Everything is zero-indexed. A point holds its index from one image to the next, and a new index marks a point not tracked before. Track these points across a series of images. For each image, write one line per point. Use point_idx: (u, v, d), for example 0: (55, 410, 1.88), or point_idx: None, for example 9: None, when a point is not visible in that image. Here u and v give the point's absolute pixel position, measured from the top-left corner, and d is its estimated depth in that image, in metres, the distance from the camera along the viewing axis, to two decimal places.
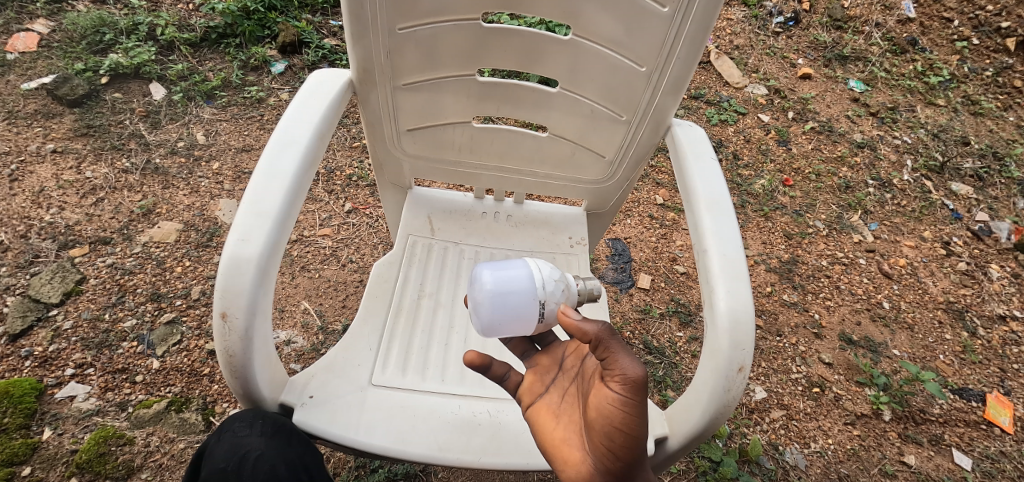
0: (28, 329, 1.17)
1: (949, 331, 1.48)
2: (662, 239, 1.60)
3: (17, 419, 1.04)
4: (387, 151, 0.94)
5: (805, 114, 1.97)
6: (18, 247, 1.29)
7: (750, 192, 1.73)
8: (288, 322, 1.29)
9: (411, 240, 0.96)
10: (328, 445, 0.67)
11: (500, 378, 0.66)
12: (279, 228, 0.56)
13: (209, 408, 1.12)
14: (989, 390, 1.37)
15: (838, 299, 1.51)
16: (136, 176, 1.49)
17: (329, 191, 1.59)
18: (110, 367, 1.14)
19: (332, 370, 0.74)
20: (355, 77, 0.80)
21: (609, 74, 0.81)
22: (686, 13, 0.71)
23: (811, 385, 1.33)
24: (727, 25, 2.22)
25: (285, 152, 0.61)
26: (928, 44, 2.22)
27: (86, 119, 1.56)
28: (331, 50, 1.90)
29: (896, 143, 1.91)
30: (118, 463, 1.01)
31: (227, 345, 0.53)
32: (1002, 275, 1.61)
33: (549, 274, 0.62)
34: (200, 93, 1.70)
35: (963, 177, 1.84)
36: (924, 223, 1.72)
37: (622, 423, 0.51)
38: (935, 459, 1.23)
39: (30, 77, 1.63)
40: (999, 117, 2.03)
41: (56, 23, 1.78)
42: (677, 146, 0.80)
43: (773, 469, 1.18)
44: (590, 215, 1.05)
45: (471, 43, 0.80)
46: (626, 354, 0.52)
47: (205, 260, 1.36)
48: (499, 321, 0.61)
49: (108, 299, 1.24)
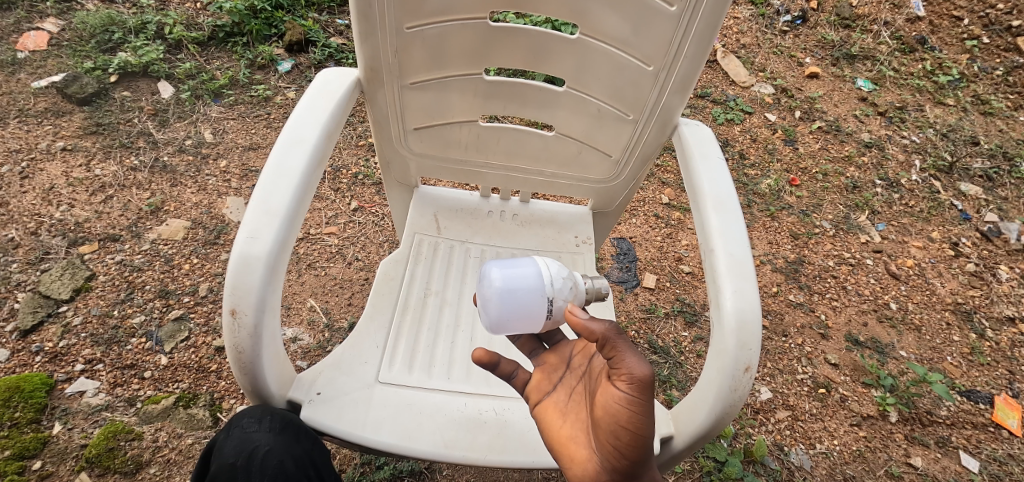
0: (38, 325, 1.18)
1: (957, 332, 1.47)
2: (667, 239, 1.60)
3: (29, 413, 1.05)
4: (394, 150, 0.95)
5: (812, 114, 1.96)
6: (29, 244, 1.30)
7: (756, 192, 1.73)
8: (295, 319, 1.30)
9: (418, 239, 0.97)
10: (334, 441, 0.67)
11: (508, 376, 0.66)
12: (287, 227, 0.56)
13: (216, 405, 1.13)
14: (997, 393, 1.36)
15: (844, 300, 1.50)
16: (145, 173, 1.50)
17: (335, 190, 1.59)
18: (120, 363, 1.15)
19: (339, 367, 0.74)
20: (362, 76, 0.81)
21: (615, 73, 0.81)
22: (693, 13, 0.71)
23: (817, 385, 1.32)
24: (734, 24, 2.21)
25: (294, 150, 0.61)
26: (938, 43, 2.20)
27: (96, 118, 1.58)
28: (338, 49, 1.91)
29: (905, 142, 1.90)
30: (126, 458, 1.02)
31: (236, 342, 0.53)
32: (1011, 277, 1.59)
33: (555, 272, 0.62)
34: (208, 92, 1.71)
35: (973, 177, 1.83)
36: (933, 223, 1.71)
37: (628, 421, 0.51)
38: (942, 461, 1.22)
39: (41, 75, 1.64)
40: (1009, 117, 2.01)
41: (65, 22, 1.79)
42: (684, 146, 0.79)
43: (778, 469, 1.17)
44: (596, 214, 1.05)
45: (478, 43, 0.80)
46: (632, 353, 0.52)
47: (212, 258, 1.37)
48: (507, 318, 0.61)
49: (117, 295, 1.25)
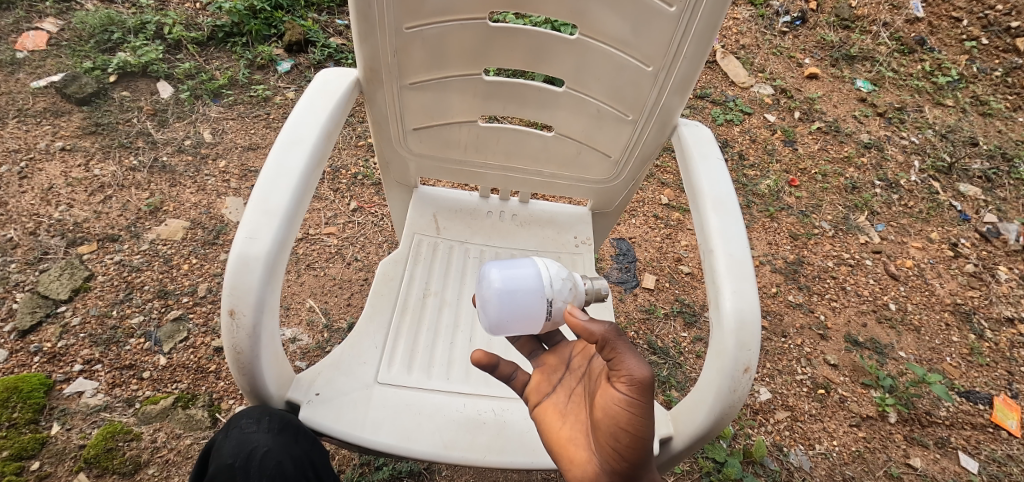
0: (37, 325, 1.18)
1: (956, 333, 1.47)
2: (667, 239, 1.60)
3: (27, 414, 1.04)
4: (393, 150, 0.95)
5: (812, 114, 1.96)
6: (28, 244, 1.30)
7: (755, 192, 1.73)
8: (294, 320, 1.30)
9: (418, 239, 0.97)
10: (332, 442, 0.67)
11: (508, 377, 0.66)
12: (286, 226, 0.56)
13: (215, 405, 1.13)
14: (996, 394, 1.36)
15: (844, 301, 1.50)
16: (144, 174, 1.49)
17: (334, 190, 1.59)
18: (118, 363, 1.15)
19: (338, 367, 0.74)
20: (362, 76, 0.81)
21: (615, 74, 0.81)
22: (693, 13, 0.71)
23: (816, 386, 1.32)
24: (733, 24, 2.22)
25: (292, 151, 0.61)
26: (937, 44, 2.20)
27: (95, 118, 1.57)
28: (337, 49, 1.91)
29: (904, 143, 1.90)
30: (125, 459, 1.02)
31: (235, 342, 0.53)
32: (1010, 277, 1.60)
33: (555, 273, 0.62)
34: (208, 92, 1.71)
35: (972, 178, 1.83)
36: (932, 223, 1.71)
37: (627, 423, 0.51)
38: (941, 462, 1.22)
39: (39, 76, 1.64)
40: (1007, 118, 2.01)
41: (65, 22, 1.79)
42: (684, 147, 0.79)
43: (777, 470, 1.17)
44: (596, 215, 1.05)
45: (477, 43, 0.80)
46: (632, 354, 0.53)
47: (211, 258, 1.37)
48: (507, 319, 0.61)
49: (116, 296, 1.25)
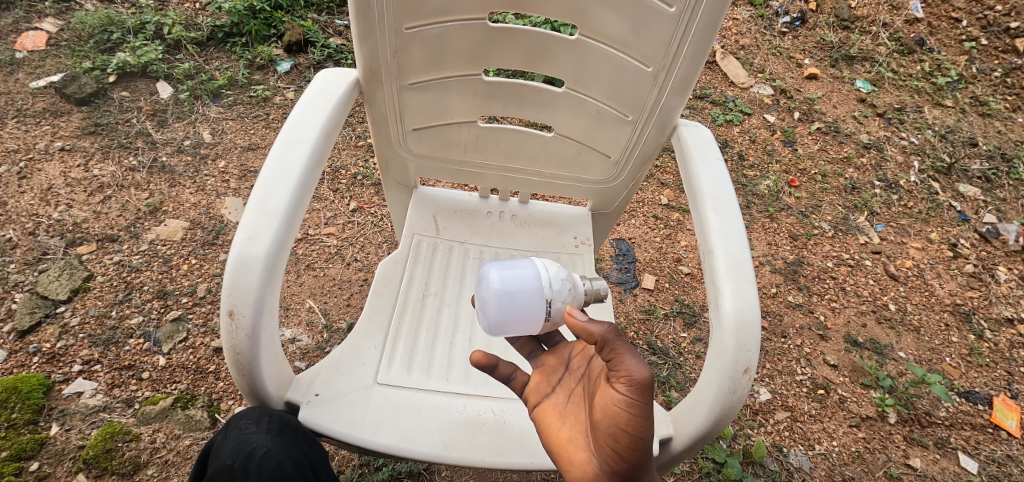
0: (36, 325, 1.18)
1: (955, 333, 1.47)
2: (666, 239, 1.60)
3: (26, 415, 1.04)
4: (393, 151, 0.95)
5: (811, 114, 1.96)
6: (27, 244, 1.30)
7: (755, 193, 1.73)
8: (294, 320, 1.30)
9: (417, 240, 0.96)
10: (332, 443, 0.67)
11: (507, 377, 0.66)
12: (286, 227, 0.56)
13: (214, 406, 1.13)
14: (995, 394, 1.36)
15: (843, 301, 1.50)
16: (143, 174, 1.49)
17: (334, 190, 1.59)
18: (117, 363, 1.15)
19: (338, 368, 0.74)
20: (362, 76, 0.80)
21: (615, 74, 0.81)
22: (693, 13, 0.71)
23: (816, 386, 1.32)
24: (733, 25, 2.22)
25: (291, 151, 0.61)
26: (937, 44, 2.20)
27: (94, 118, 1.57)
28: (337, 49, 1.91)
29: (903, 143, 1.90)
30: (124, 459, 1.02)
31: (234, 342, 0.53)
32: (1010, 278, 1.60)
33: (554, 274, 0.62)
34: (207, 92, 1.71)
35: (972, 178, 1.83)
36: (931, 224, 1.71)
37: (627, 424, 0.51)
38: (941, 462, 1.22)
39: (39, 76, 1.63)
40: (1007, 119, 2.01)
41: (64, 23, 1.79)
42: (684, 147, 0.79)
43: (776, 470, 1.17)
44: (596, 215, 1.05)
45: (476, 43, 0.80)
46: (631, 355, 0.52)
47: (211, 258, 1.37)
48: (506, 320, 0.61)
49: (115, 296, 1.25)
